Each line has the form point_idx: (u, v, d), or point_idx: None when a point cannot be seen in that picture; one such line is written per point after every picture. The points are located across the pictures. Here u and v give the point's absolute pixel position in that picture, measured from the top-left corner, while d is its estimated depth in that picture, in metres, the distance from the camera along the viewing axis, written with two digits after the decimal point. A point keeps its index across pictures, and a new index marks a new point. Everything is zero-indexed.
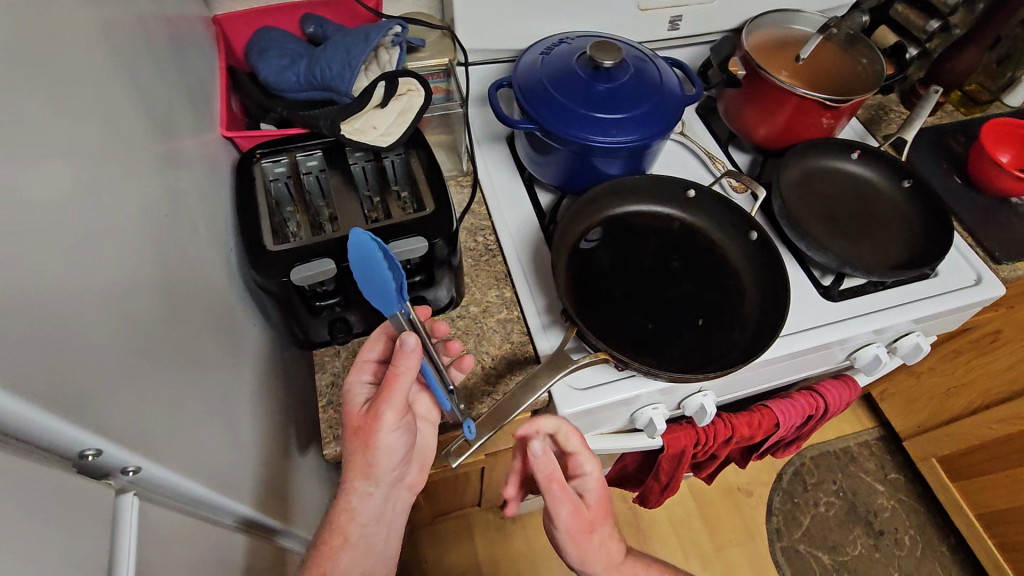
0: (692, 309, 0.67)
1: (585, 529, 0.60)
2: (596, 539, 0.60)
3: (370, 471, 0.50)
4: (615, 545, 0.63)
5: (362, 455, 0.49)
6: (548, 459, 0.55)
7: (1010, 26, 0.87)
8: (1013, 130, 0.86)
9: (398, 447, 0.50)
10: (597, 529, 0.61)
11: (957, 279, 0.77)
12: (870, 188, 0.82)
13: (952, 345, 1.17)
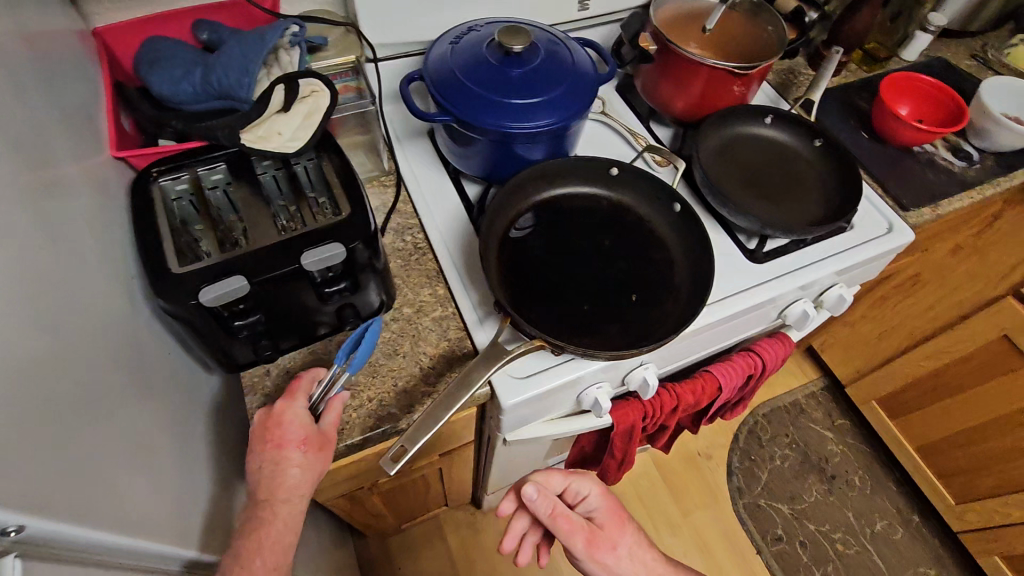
0: (625, 285, 0.68)
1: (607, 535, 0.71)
2: (622, 556, 0.69)
3: (273, 490, 0.51)
4: (647, 554, 0.71)
5: (270, 465, 0.51)
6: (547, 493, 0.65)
7: None
8: (907, 83, 0.90)
9: (303, 473, 0.52)
10: (618, 542, 0.70)
11: (867, 229, 0.82)
12: (789, 150, 0.84)
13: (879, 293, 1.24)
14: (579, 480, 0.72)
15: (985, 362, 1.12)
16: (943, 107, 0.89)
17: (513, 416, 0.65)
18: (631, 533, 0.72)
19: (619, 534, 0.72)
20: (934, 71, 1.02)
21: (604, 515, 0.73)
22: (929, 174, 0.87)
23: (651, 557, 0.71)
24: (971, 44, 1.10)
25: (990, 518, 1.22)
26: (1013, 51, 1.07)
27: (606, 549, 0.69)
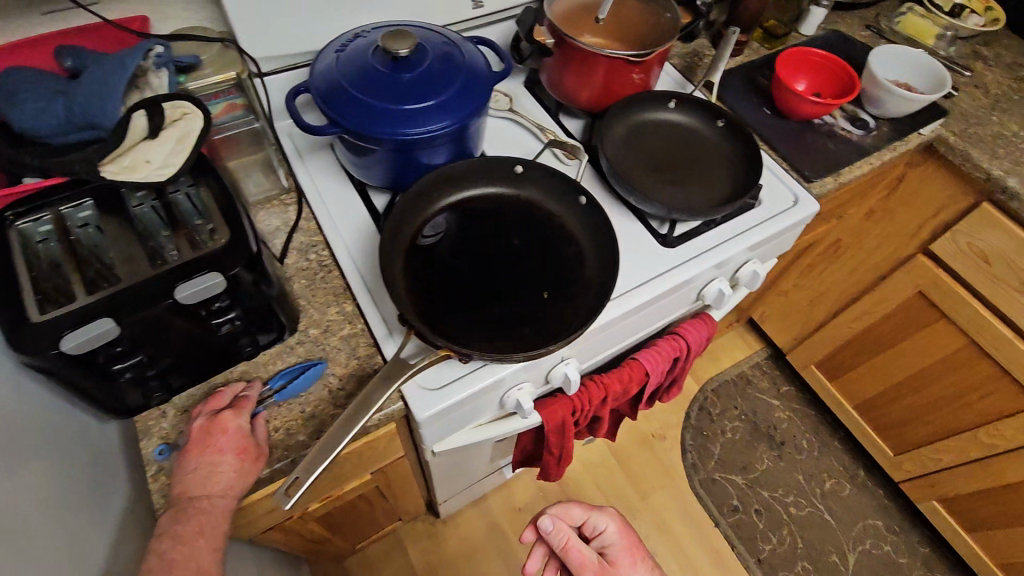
0: (537, 283, 0.68)
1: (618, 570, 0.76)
2: None
3: (206, 488, 0.51)
4: None
5: (205, 468, 0.52)
6: (561, 525, 0.72)
7: None
8: (801, 58, 0.92)
9: (235, 478, 0.52)
10: None
11: (774, 204, 0.84)
12: (693, 132, 0.85)
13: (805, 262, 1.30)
14: (598, 515, 0.77)
15: (905, 319, 1.17)
16: (837, 77, 0.91)
17: (433, 427, 0.64)
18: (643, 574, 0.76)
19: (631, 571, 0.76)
20: (831, 44, 1.05)
21: (620, 551, 0.77)
22: (829, 146, 0.89)
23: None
24: (864, 15, 1.14)
25: (924, 466, 1.28)
26: (903, 18, 1.11)
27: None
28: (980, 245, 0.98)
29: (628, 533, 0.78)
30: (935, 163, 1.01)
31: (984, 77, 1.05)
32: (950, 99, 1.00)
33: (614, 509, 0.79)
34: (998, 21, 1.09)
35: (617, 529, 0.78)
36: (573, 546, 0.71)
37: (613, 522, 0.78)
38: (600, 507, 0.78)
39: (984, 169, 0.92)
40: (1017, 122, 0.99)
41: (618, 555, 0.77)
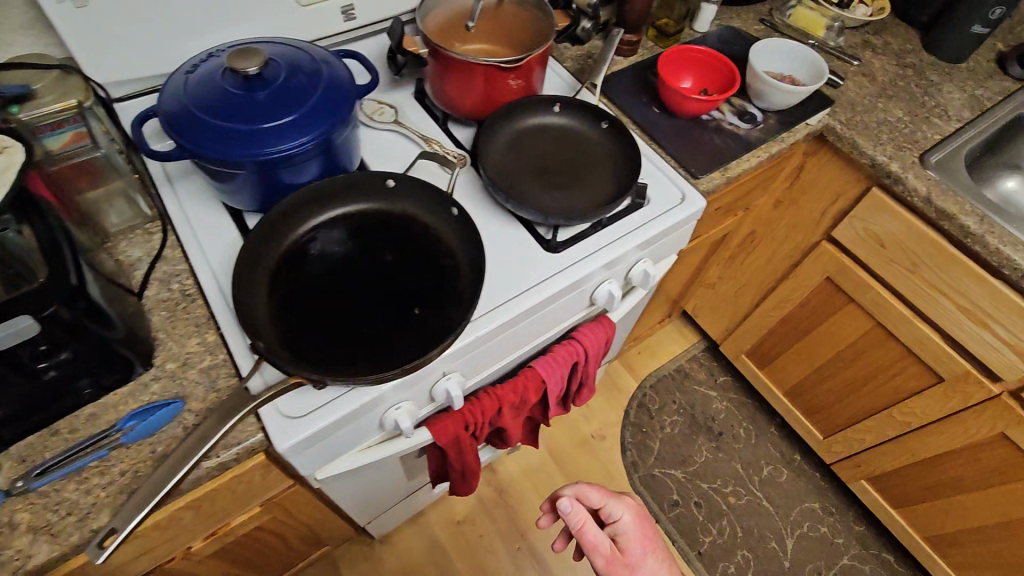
0: (408, 299, 0.66)
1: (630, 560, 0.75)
2: None
3: None
4: None
5: None
6: (577, 506, 0.71)
7: None
8: (686, 55, 0.92)
9: None
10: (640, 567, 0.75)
11: (661, 202, 0.84)
12: (578, 135, 0.85)
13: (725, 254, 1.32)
14: (614, 503, 0.79)
15: (819, 306, 1.19)
16: (720, 73, 0.92)
17: (304, 456, 0.62)
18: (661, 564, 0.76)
19: (642, 564, 0.76)
20: (723, 40, 1.06)
21: (634, 543, 0.77)
22: (716, 141, 0.90)
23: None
24: (759, 9, 1.15)
25: (850, 447, 1.30)
26: (794, 11, 1.12)
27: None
28: (874, 229, 1.00)
29: (641, 523, 0.79)
30: (828, 152, 1.03)
31: (871, 66, 1.08)
32: (837, 88, 1.02)
33: (629, 499, 0.80)
34: (883, 10, 1.12)
35: (632, 519, 0.79)
36: (590, 526, 0.71)
37: (628, 512, 0.79)
38: (616, 497, 0.80)
39: (869, 156, 0.94)
40: (901, 108, 1.01)
41: (630, 544, 0.77)
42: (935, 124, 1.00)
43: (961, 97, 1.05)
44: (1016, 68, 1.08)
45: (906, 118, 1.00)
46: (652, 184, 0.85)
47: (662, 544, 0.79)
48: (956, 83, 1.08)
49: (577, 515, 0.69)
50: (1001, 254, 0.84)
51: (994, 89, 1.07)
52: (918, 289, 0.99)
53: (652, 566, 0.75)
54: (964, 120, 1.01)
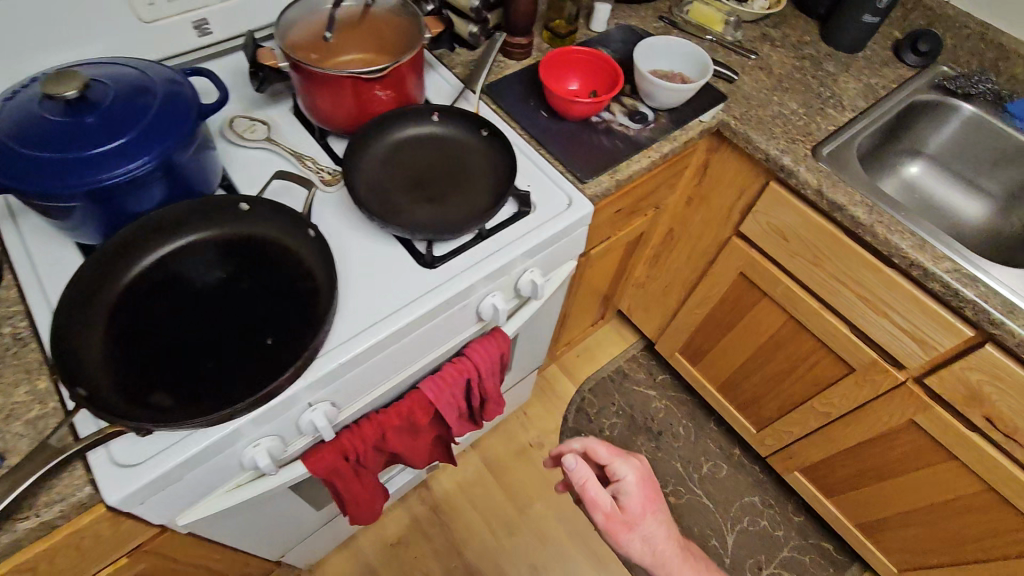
0: (259, 329, 0.63)
1: (629, 517, 0.80)
2: (637, 538, 0.79)
3: None
4: (663, 542, 0.80)
5: None
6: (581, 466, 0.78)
7: None
8: (570, 57, 0.91)
9: None
10: (636, 526, 0.80)
11: (547, 209, 0.81)
12: (458, 145, 0.82)
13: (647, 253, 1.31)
14: (621, 463, 0.83)
15: (737, 301, 1.19)
16: (605, 74, 0.91)
17: (148, 504, 0.59)
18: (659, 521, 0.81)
19: (640, 522, 0.81)
20: (618, 40, 1.05)
21: (635, 501, 0.82)
22: (605, 143, 0.88)
23: (667, 543, 0.80)
24: (659, 6, 1.14)
25: (781, 440, 1.30)
26: (691, 7, 1.12)
27: (625, 531, 0.80)
28: (776, 223, 1.00)
29: (643, 486, 0.82)
30: (727, 148, 1.02)
31: (769, 59, 1.08)
32: (732, 83, 1.01)
33: (636, 462, 0.84)
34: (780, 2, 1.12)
35: (636, 481, 0.83)
36: (593, 483, 0.77)
37: (633, 473, 0.83)
38: (623, 457, 0.84)
39: (762, 150, 0.94)
40: (796, 100, 1.01)
41: (628, 504, 0.81)
42: (829, 115, 0.99)
43: (857, 86, 1.05)
44: (909, 55, 1.09)
45: (801, 109, 0.99)
46: (539, 190, 0.83)
47: (662, 506, 0.83)
48: (853, 73, 1.08)
49: (581, 474, 0.76)
50: (889, 242, 0.84)
51: (889, 77, 1.08)
52: (822, 281, 0.98)
53: (650, 525, 0.80)
54: (857, 110, 1.01)
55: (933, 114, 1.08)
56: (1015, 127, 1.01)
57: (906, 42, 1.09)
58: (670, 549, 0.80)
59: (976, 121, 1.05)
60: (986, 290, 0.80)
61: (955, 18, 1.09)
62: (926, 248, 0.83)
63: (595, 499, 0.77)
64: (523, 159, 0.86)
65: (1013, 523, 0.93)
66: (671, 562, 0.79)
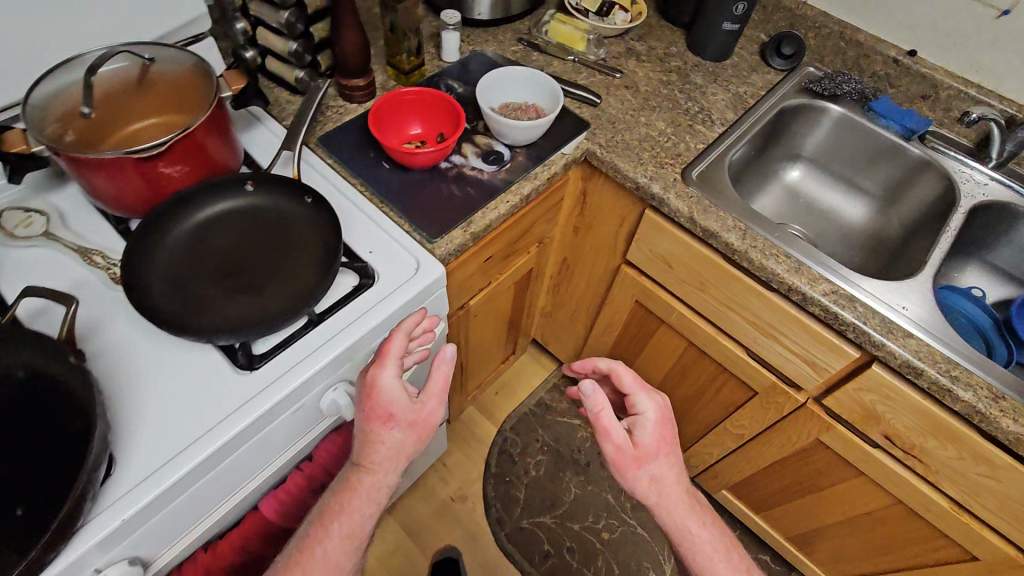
0: (8, 496, 0.50)
1: (641, 455, 0.78)
2: (645, 477, 0.78)
3: None
4: (669, 484, 0.79)
5: None
6: (599, 393, 0.77)
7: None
8: (407, 99, 0.81)
9: None
10: (645, 466, 0.78)
11: (391, 277, 0.71)
12: (279, 217, 0.71)
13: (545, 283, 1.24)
14: (642, 397, 0.82)
15: (638, 328, 1.13)
16: (446, 115, 0.82)
17: None
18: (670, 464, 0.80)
19: (652, 460, 0.78)
20: (471, 71, 0.96)
21: (651, 439, 0.79)
22: (456, 191, 0.79)
23: (673, 487, 0.79)
24: (518, 28, 1.07)
25: (703, 462, 1.26)
26: (550, 27, 1.05)
27: (633, 468, 0.78)
28: (658, 251, 0.94)
29: (664, 420, 0.80)
30: (600, 177, 0.95)
31: (634, 76, 1.02)
32: (597, 107, 0.95)
33: (657, 399, 0.83)
34: (641, 14, 1.07)
35: (655, 419, 0.81)
36: (606, 411, 0.75)
37: (654, 411, 0.82)
38: (647, 393, 0.83)
39: (631, 179, 0.87)
40: (665, 119, 0.96)
41: (642, 438, 0.79)
42: (698, 132, 0.94)
43: (726, 97, 1.01)
44: (775, 59, 1.06)
45: (669, 129, 0.94)
46: (381, 257, 0.73)
47: (675, 450, 0.81)
48: (720, 83, 1.03)
49: (595, 399, 0.76)
50: (765, 268, 0.79)
51: (757, 84, 1.04)
52: (713, 307, 0.93)
53: (659, 466, 0.78)
54: (726, 124, 0.97)
55: (804, 118, 1.05)
56: (883, 126, 0.99)
57: (771, 46, 1.06)
58: (675, 491, 0.79)
59: (846, 121, 1.02)
60: (864, 310, 0.76)
61: (814, 17, 1.06)
62: (802, 270, 0.79)
63: (604, 427, 0.76)
64: (364, 220, 0.76)
65: (924, 532, 0.91)
66: (674, 504, 0.78)
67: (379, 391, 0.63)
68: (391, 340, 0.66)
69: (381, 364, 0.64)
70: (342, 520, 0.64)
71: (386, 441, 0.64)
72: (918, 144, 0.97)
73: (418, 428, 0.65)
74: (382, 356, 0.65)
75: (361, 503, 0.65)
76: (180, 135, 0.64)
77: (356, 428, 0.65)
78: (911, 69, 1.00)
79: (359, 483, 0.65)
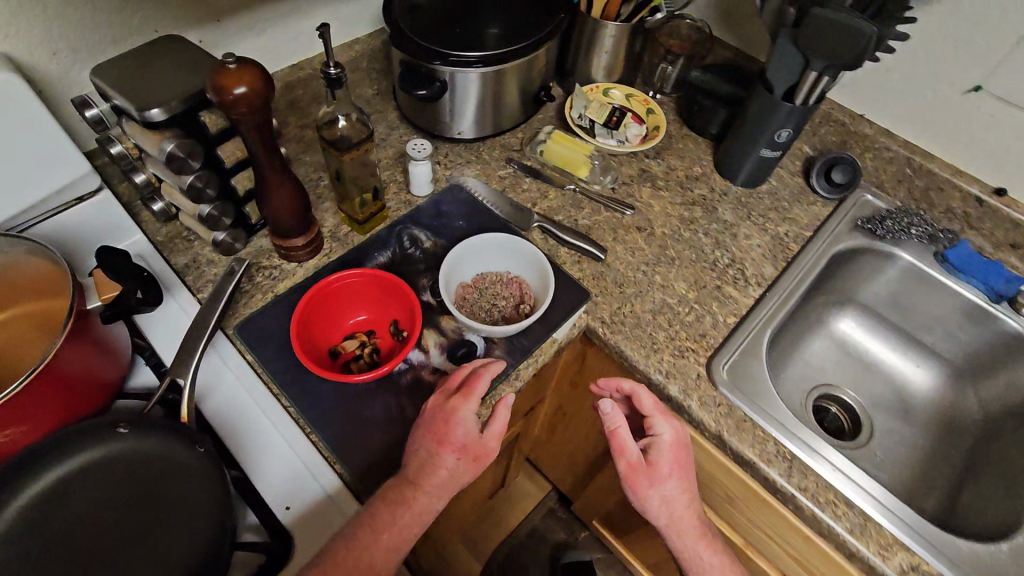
0: None
1: (656, 478, 0.62)
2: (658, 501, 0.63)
3: None
4: (685, 507, 0.64)
5: None
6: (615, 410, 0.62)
7: (320, 131, 0.64)
8: (350, 286, 0.64)
9: None
10: (653, 492, 0.63)
11: (304, 561, 0.53)
12: (164, 469, 0.53)
13: (546, 418, 1.07)
14: (659, 415, 0.63)
15: None
16: (399, 305, 0.65)
17: None
18: (687, 489, 0.64)
19: (667, 487, 0.63)
20: (445, 211, 0.78)
21: (667, 464, 0.63)
22: (406, 407, 0.60)
23: (688, 515, 0.64)
24: (507, 144, 0.88)
25: None
26: (546, 146, 0.86)
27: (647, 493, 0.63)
28: None
29: (681, 443, 0.63)
30: (600, 350, 0.76)
31: (649, 211, 0.82)
32: (601, 263, 0.75)
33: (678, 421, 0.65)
34: (659, 129, 0.88)
35: (674, 443, 0.63)
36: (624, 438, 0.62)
37: (674, 434, 0.64)
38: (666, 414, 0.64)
39: (641, 372, 0.68)
40: (686, 277, 0.76)
41: (658, 458, 0.62)
42: (728, 297, 0.74)
43: (763, 241, 0.81)
44: (820, 183, 0.86)
45: (692, 293, 0.74)
46: (300, 520, 0.55)
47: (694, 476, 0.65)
48: (756, 219, 0.83)
49: (616, 423, 0.61)
50: (819, 522, 0.59)
51: (801, 221, 0.84)
52: (742, 524, 0.73)
53: (675, 492, 0.63)
54: (765, 282, 0.77)
55: (863, 261, 0.83)
56: (965, 284, 0.79)
57: (818, 169, 0.86)
58: (689, 515, 0.64)
59: (915, 272, 0.82)
60: None
61: (873, 136, 0.86)
62: (869, 530, 0.58)
63: (621, 452, 0.62)
64: (285, 458, 0.58)
65: None
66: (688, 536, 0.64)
67: (460, 426, 0.55)
68: (480, 376, 0.58)
69: (466, 397, 0.56)
70: (391, 528, 0.52)
71: (454, 470, 0.55)
72: (1010, 311, 0.76)
73: (478, 467, 0.57)
74: (468, 389, 0.57)
75: (411, 522, 0.53)
76: (29, 381, 0.49)
77: (420, 450, 0.54)
78: (1000, 212, 0.79)
79: (414, 501, 0.53)
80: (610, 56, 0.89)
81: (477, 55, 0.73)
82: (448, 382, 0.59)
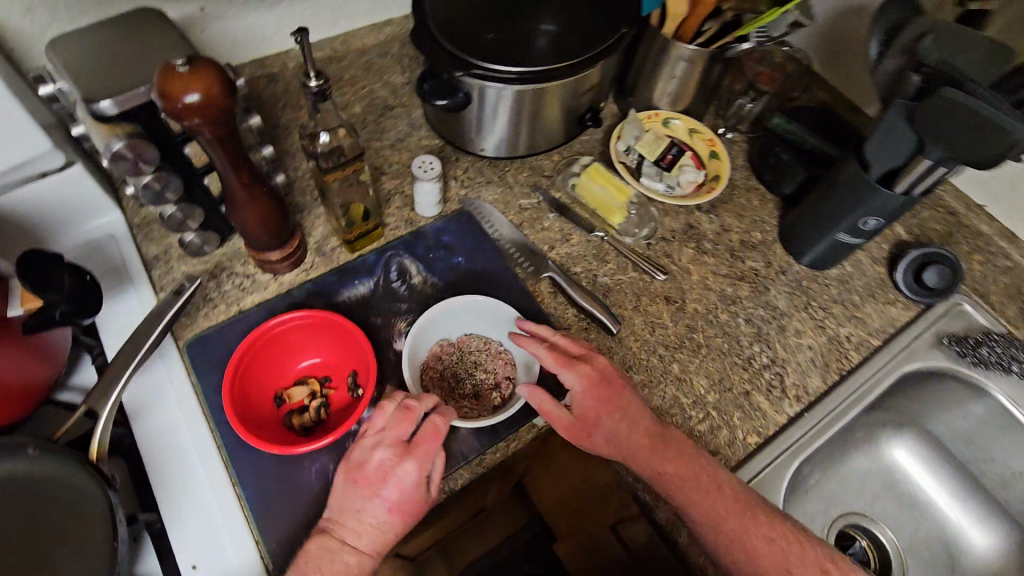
0: None
1: (588, 424, 0.53)
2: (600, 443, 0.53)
3: None
4: (640, 442, 0.53)
5: None
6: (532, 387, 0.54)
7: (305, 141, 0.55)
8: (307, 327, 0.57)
9: None
10: (596, 440, 0.53)
11: None
12: (61, 505, 0.48)
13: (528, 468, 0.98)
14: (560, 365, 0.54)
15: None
16: (357, 359, 0.57)
17: None
18: (630, 426, 0.54)
19: (602, 424, 0.53)
20: (445, 241, 0.68)
21: (592, 406, 0.53)
22: None
23: (639, 442, 0.53)
24: (539, 166, 0.76)
25: None
26: (580, 179, 0.74)
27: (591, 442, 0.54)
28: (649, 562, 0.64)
29: (597, 384, 0.54)
30: None
31: (684, 278, 0.69)
32: (612, 337, 0.64)
33: (584, 361, 0.55)
34: (719, 178, 0.73)
35: (588, 387, 0.54)
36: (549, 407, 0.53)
37: (586, 376, 0.54)
38: (569, 361, 0.55)
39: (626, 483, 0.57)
40: (709, 372, 0.63)
41: (584, 407, 0.54)
42: (755, 407, 0.62)
43: (816, 342, 0.67)
44: (906, 277, 0.69)
45: (712, 395, 0.62)
46: None
47: (634, 406, 0.54)
48: (814, 311, 0.69)
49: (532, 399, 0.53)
50: None
51: (870, 324, 0.68)
52: None
53: (614, 430, 0.53)
54: (806, 397, 0.63)
55: (943, 386, 0.68)
56: None
57: (909, 262, 0.69)
58: (647, 444, 0.53)
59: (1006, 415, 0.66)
60: None
61: None
62: None
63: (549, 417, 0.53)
64: (205, 507, 0.53)
65: None
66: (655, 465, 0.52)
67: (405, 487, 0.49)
68: (432, 432, 0.50)
69: (415, 459, 0.49)
70: None
71: (399, 525, 0.50)
72: None
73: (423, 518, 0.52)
74: (416, 447, 0.50)
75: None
76: None
77: (363, 512, 0.48)
78: None
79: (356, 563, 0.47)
80: (680, 83, 0.74)
81: (515, 71, 0.60)
82: (396, 430, 0.50)
